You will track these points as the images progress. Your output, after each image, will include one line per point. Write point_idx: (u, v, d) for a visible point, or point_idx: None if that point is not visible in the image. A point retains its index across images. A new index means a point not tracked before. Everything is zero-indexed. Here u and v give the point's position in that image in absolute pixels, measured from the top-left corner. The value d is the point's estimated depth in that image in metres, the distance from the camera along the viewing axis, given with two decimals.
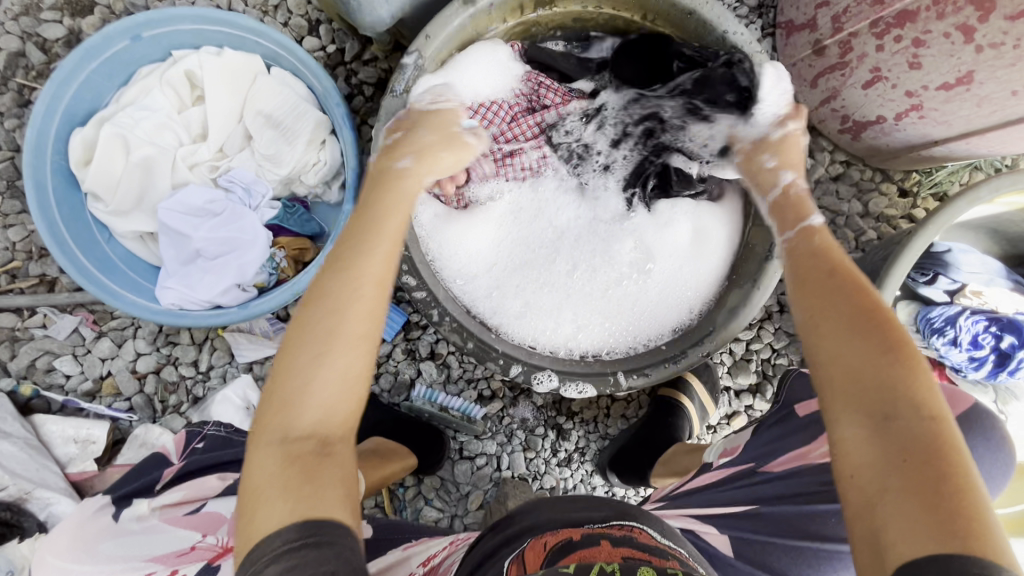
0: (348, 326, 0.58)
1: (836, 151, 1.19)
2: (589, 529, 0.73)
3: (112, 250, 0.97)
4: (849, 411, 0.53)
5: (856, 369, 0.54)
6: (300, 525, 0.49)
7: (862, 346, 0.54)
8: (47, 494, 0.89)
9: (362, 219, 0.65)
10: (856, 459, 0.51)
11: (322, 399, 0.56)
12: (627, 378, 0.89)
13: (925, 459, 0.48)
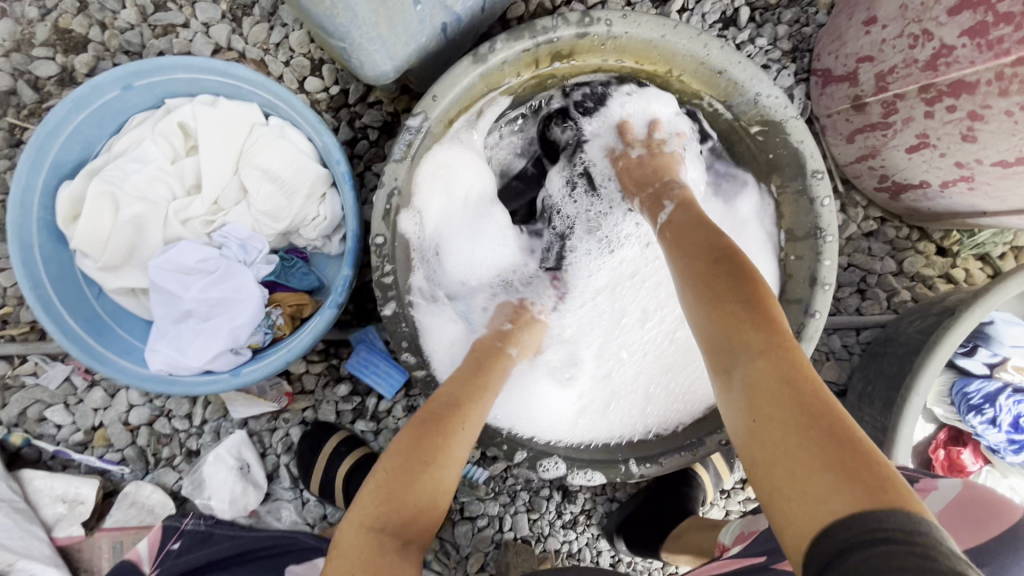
0: (451, 471, 0.64)
1: (870, 206, 1.11)
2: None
3: (101, 307, 0.93)
4: (719, 384, 0.57)
5: (709, 338, 0.59)
6: None
7: (705, 315, 0.60)
8: (32, 564, 0.91)
9: (467, 379, 0.72)
10: (740, 431, 0.54)
11: (423, 510, 0.60)
12: (639, 466, 0.84)
13: (793, 400, 0.51)
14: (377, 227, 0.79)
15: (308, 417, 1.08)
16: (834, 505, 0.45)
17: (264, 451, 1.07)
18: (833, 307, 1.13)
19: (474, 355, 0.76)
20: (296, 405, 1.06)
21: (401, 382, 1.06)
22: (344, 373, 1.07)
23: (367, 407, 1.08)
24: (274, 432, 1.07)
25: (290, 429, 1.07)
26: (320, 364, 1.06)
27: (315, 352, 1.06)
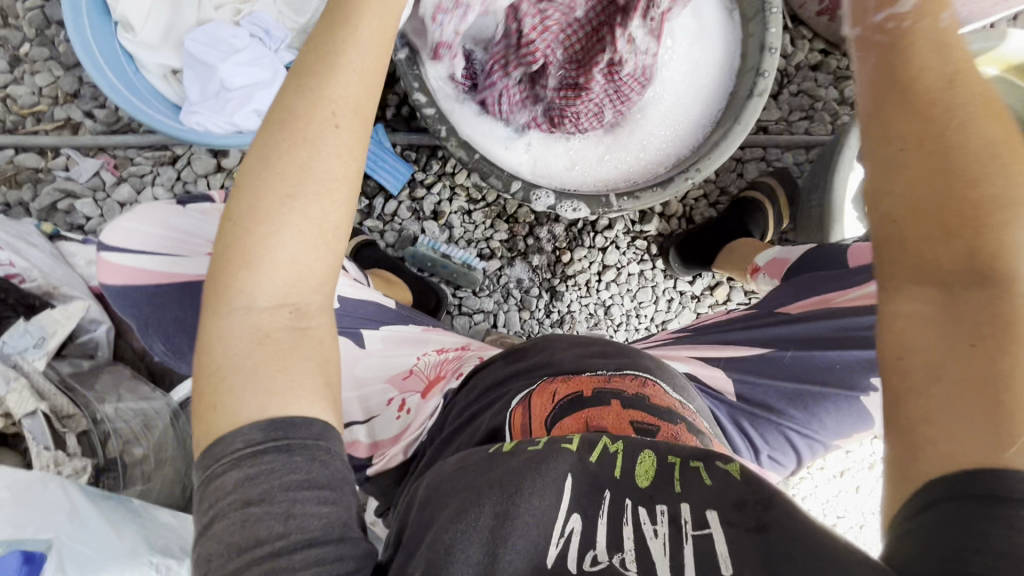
0: (298, 223, 0.50)
1: (815, 39, 1.28)
2: (597, 378, 0.70)
3: (138, 82, 1.03)
4: (910, 281, 0.44)
5: (938, 226, 0.43)
6: (265, 427, 0.46)
7: (943, 198, 0.43)
8: (73, 293, 0.95)
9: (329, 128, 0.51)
10: (904, 335, 0.43)
11: (284, 289, 0.50)
12: (619, 200, 0.96)
13: (989, 347, 0.40)
14: None
15: None
16: (965, 445, 0.38)
17: None
18: (787, 130, 1.30)
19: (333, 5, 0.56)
20: None
21: (406, 177, 1.18)
22: None
23: (375, 207, 1.20)
24: None
25: None
26: None
27: None
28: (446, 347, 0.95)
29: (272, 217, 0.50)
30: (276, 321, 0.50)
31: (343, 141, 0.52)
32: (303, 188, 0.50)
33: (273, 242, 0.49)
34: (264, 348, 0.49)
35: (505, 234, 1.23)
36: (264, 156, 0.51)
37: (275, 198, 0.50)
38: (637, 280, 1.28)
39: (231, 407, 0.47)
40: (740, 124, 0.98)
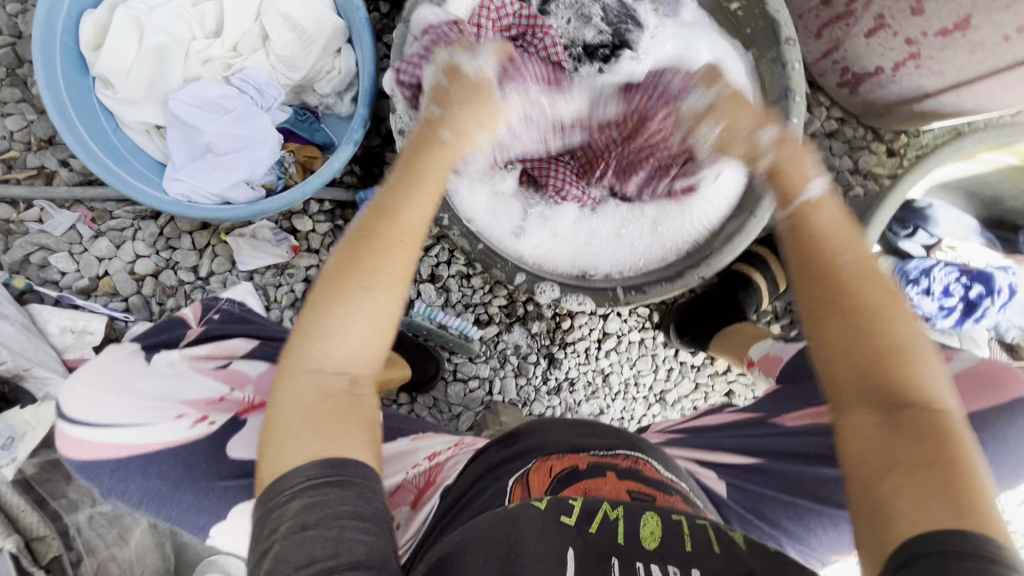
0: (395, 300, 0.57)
1: (833, 107, 1.23)
2: (593, 455, 0.74)
3: (118, 140, 0.96)
4: (859, 403, 0.53)
5: (869, 358, 0.54)
6: (319, 464, 0.50)
7: (854, 333, 0.55)
8: (46, 373, 0.90)
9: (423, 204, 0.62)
10: (866, 445, 0.51)
11: (348, 360, 0.56)
12: (626, 293, 0.92)
13: (939, 457, 0.48)
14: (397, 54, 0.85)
15: (312, 275, 1.13)
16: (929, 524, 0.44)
17: (269, 304, 1.12)
18: None
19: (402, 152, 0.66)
20: (301, 261, 1.12)
21: None
22: None
23: None
24: (279, 287, 1.12)
25: (294, 285, 1.12)
26: (326, 224, 1.12)
27: (323, 212, 1.12)
28: (439, 452, 0.92)
29: (361, 283, 0.55)
30: (337, 386, 0.55)
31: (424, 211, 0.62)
32: (368, 290, 0.56)
33: (357, 307, 0.55)
34: (332, 404, 0.54)
35: (504, 300, 1.19)
36: (340, 259, 0.58)
37: (341, 292, 0.55)
38: (637, 348, 1.26)
39: (289, 449, 0.51)
40: (756, 218, 0.93)
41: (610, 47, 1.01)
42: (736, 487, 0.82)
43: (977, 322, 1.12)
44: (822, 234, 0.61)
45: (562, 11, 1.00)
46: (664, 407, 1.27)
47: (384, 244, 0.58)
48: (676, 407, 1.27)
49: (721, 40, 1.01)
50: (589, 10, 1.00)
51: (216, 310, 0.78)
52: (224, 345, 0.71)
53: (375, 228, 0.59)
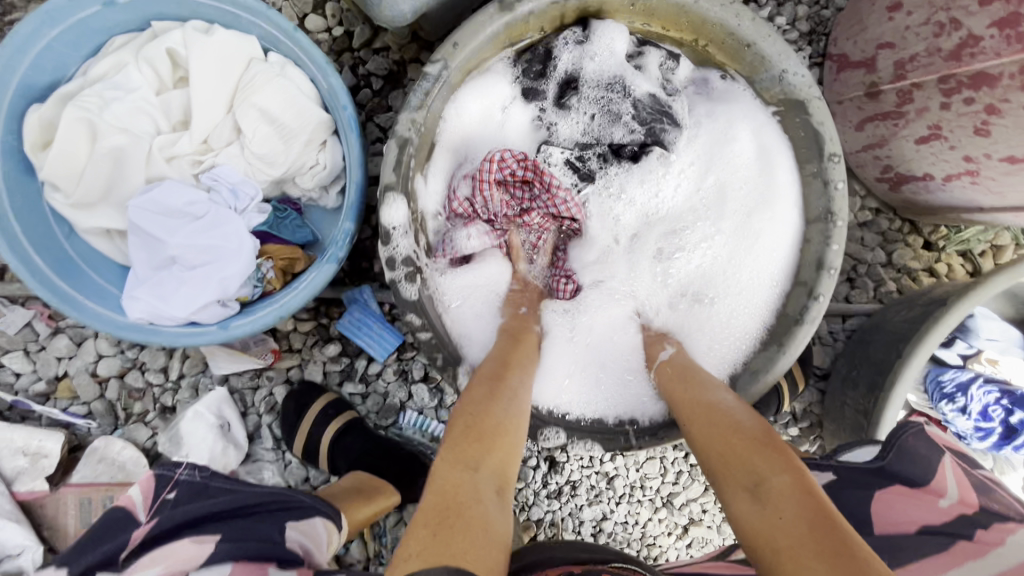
0: (515, 445, 0.65)
1: (868, 197, 1.13)
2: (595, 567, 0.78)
3: (72, 247, 0.85)
4: (732, 489, 0.60)
5: (725, 451, 0.63)
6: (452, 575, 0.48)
7: (720, 433, 0.65)
8: None
9: (525, 358, 0.77)
10: (749, 526, 0.56)
11: (493, 477, 0.60)
12: (639, 439, 0.83)
13: (817, 526, 0.53)
14: (387, 176, 0.74)
15: (293, 376, 1.03)
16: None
17: (246, 409, 1.02)
18: None
19: (502, 334, 0.81)
20: (281, 363, 1.02)
21: (395, 346, 1.02)
22: (334, 334, 1.03)
23: (356, 370, 1.04)
24: (257, 391, 1.02)
25: (274, 388, 1.02)
26: (309, 323, 1.02)
27: (305, 310, 1.02)
28: None
29: (490, 421, 0.64)
30: (480, 494, 0.57)
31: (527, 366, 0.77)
32: (506, 427, 0.65)
33: (496, 444, 0.62)
34: (458, 514, 0.54)
35: None
36: (474, 391, 0.68)
37: (493, 425, 0.64)
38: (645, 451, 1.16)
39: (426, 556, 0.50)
40: (785, 354, 0.83)
41: (640, 145, 0.91)
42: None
43: (1016, 450, 1.02)
44: (678, 379, 0.77)
45: (584, 106, 0.91)
46: (671, 511, 1.19)
47: (521, 403, 0.70)
48: (684, 511, 1.19)
49: (770, 125, 0.86)
50: (619, 107, 0.90)
51: (171, 488, 0.68)
52: (175, 553, 0.62)
53: (501, 377, 0.71)
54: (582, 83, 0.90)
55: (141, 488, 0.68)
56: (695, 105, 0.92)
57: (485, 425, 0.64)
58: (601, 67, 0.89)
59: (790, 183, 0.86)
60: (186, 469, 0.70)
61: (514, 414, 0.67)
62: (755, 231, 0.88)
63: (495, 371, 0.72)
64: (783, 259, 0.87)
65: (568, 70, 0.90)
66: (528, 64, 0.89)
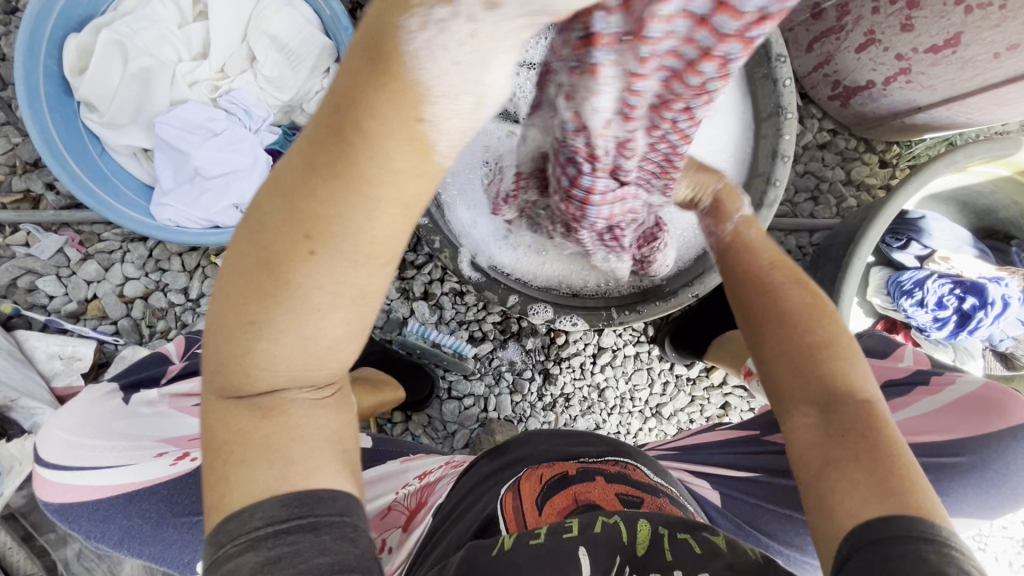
0: (320, 290, 0.35)
1: (824, 119, 1.23)
2: (581, 463, 0.73)
3: (105, 164, 0.95)
4: (796, 401, 0.54)
5: (798, 360, 0.55)
6: (284, 500, 0.40)
7: (804, 334, 0.56)
8: (33, 403, 0.91)
9: (387, 219, 0.33)
10: (804, 442, 0.52)
11: (301, 365, 0.39)
12: (620, 313, 0.93)
13: (861, 442, 0.48)
14: None
15: None
16: (871, 508, 0.44)
17: None
18: (791, 210, 1.25)
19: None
20: None
21: None
22: None
23: None
24: None
25: None
26: None
27: None
28: (430, 470, 0.87)
29: (269, 325, 0.36)
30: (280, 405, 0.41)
31: (392, 228, 0.34)
32: (321, 258, 0.34)
33: (297, 309, 0.35)
34: (255, 410, 0.41)
35: (499, 316, 1.18)
36: (268, 210, 0.35)
37: (271, 264, 0.35)
38: (633, 362, 1.24)
39: (235, 480, 0.41)
40: None
41: None
42: (730, 500, 0.76)
43: (971, 334, 1.11)
44: (767, 285, 0.61)
45: None
46: (660, 421, 1.27)
47: (363, 170, 0.31)
48: (673, 422, 1.27)
49: None
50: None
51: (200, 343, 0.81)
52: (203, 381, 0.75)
53: (320, 138, 0.32)
54: None
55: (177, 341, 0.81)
56: None
57: (258, 325, 0.37)
58: None
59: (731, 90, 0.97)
60: None
61: (319, 304, 0.35)
62: (705, 137, 1.01)
63: (310, 226, 0.33)
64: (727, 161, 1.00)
65: None
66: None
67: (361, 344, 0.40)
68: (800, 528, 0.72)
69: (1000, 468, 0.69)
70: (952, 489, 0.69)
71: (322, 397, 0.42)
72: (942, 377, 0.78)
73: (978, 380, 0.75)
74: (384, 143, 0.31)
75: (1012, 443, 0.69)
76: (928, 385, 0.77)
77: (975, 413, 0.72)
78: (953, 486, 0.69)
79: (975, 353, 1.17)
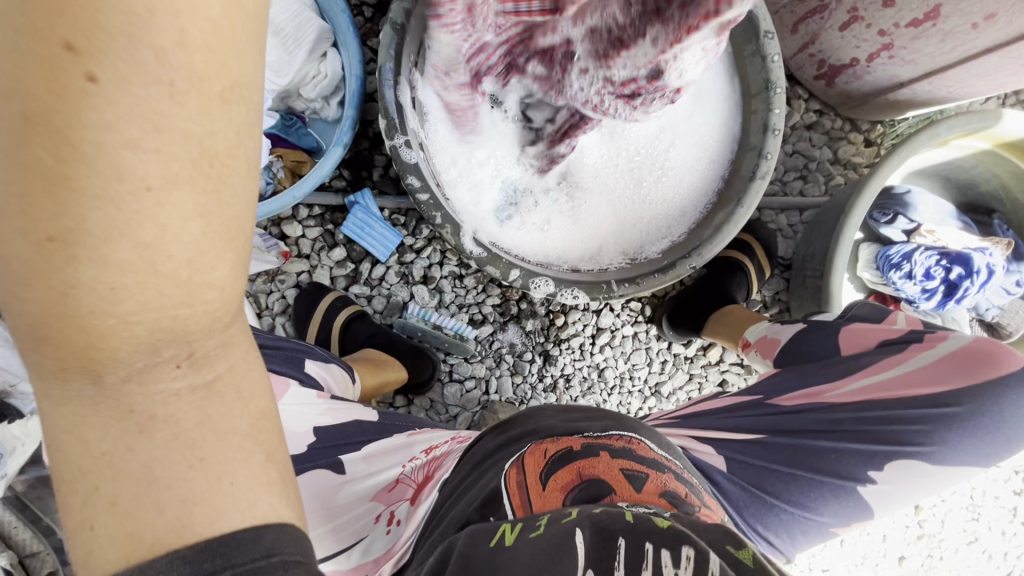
0: (147, 155, 0.27)
1: (811, 99, 1.26)
2: (586, 437, 0.72)
3: None
4: None
5: None
6: (189, 549, 0.31)
7: None
8: (32, 390, 0.90)
9: (180, 9, 0.25)
10: None
11: (158, 292, 0.30)
12: (620, 286, 0.94)
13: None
14: (384, 57, 0.86)
15: (304, 281, 1.12)
16: None
17: (261, 311, 1.12)
18: (780, 190, 1.28)
19: None
20: (292, 267, 1.11)
21: (395, 245, 1.13)
22: (340, 239, 1.12)
23: (362, 273, 1.14)
24: (270, 294, 1.12)
25: (286, 292, 1.12)
26: (317, 229, 1.11)
27: (312, 217, 1.11)
28: (436, 444, 0.86)
29: (87, 223, 0.27)
30: (163, 395, 0.32)
31: (198, 23, 0.26)
32: (133, 102, 0.26)
33: (111, 186, 0.26)
34: (130, 418, 0.32)
35: (498, 298, 1.19)
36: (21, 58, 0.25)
37: (59, 130, 0.26)
38: (631, 342, 1.26)
39: (111, 538, 0.31)
40: (743, 208, 0.92)
41: None
42: (736, 460, 0.77)
43: (958, 303, 1.15)
44: None
45: None
46: (659, 400, 1.28)
47: None
48: (671, 400, 1.28)
49: None
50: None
51: None
52: None
53: None
54: None
55: None
56: None
57: (70, 239, 0.27)
58: None
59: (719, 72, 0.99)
60: None
61: (145, 180, 0.27)
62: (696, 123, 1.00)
63: (72, 36, 0.24)
64: (718, 141, 1.00)
65: None
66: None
67: (237, 257, 0.32)
68: (803, 483, 0.74)
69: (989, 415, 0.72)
70: (949, 435, 0.73)
71: (202, 380, 0.33)
72: (935, 335, 0.79)
73: (968, 336, 0.77)
74: None
75: (1002, 391, 0.72)
76: (922, 343, 0.79)
77: (965, 367, 0.74)
78: (950, 432, 0.73)
79: (961, 323, 1.20)
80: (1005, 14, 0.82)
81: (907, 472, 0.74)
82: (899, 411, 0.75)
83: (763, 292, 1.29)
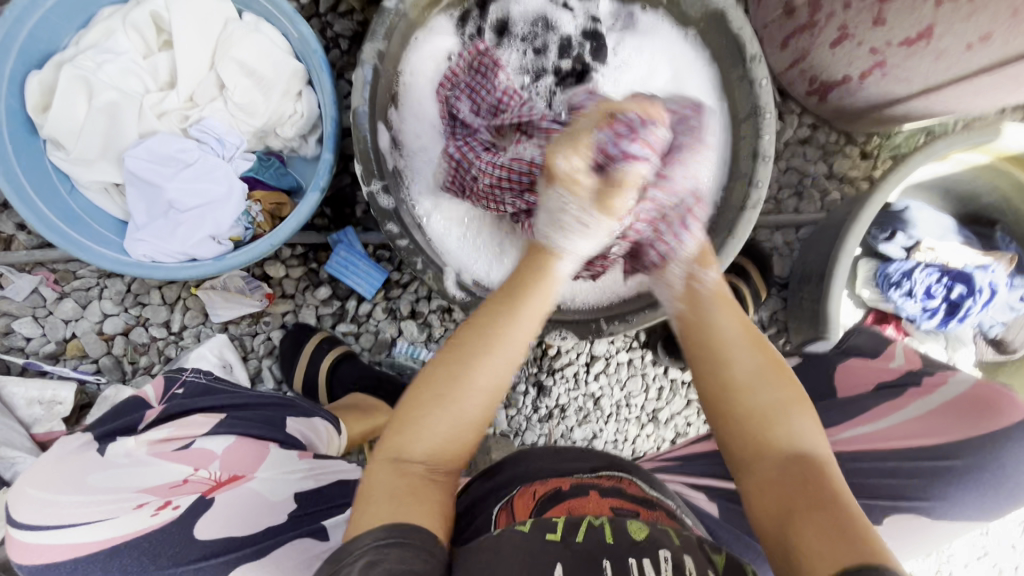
0: (474, 398, 0.60)
1: (804, 114, 1.23)
2: (575, 479, 0.71)
3: (75, 202, 0.93)
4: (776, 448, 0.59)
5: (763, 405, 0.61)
6: (388, 527, 0.51)
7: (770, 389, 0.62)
8: (13, 453, 0.89)
9: (507, 357, 0.63)
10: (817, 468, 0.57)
11: (438, 449, 0.59)
12: (609, 324, 0.92)
13: (820, 497, 0.54)
14: (358, 98, 0.83)
15: (289, 321, 1.10)
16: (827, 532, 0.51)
17: (247, 354, 1.10)
18: (775, 207, 1.24)
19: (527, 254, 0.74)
20: (277, 308, 1.09)
21: (381, 282, 1.10)
22: (324, 277, 1.10)
23: (348, 311, 1.11)
24: (255, 336, 1.10)
25: (271, 333, 1.10)
26: (299, 269, 1.09)
27: (294, 256, 1.09)
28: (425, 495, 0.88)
29: (440, 404, 0.59)
30: (417, 468, 0.58)
31: (504, 369, 0.62)
32: (483, 375, 0.61)
33: (461, 398, 0.60)
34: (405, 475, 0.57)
35: None
36: (445, 359, 0.62)
37: (457, 379, 0.60)
38: (626, 369, 1.23)
39: (362, 516, 0.53)
40: (733, 240, 0.88)
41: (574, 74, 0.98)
42: (730, 510, 0.76)
43: (961, 322, 1.12)
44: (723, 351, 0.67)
45: (515, 44, 0.98)
46: (657, 426, 1.25)
47: (510, 334, 0.64)
48: (670, 426, 1.25)
49: (685, 49, 0.96)
50: (544, 40, 0.98)
51: (180, 385, 0.82)
52: (185, 424, 0.75)
53: (493, 315, 0.65)
54: (519, 26, 0.98)
55: (155, 385, 0.81)
56: (624, 38, 1.00)
57: (436, 403, 0.59)
58: (526, 7, 0.97)
59: (706, 96, 0.95)
60: (192, 371, 0.82)
61: (473, 412, 0.60)
62: None
63: (480, 344, 0.62)
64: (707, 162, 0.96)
65: (500, 15, 0.97)
66: (473, 16, 0.97)
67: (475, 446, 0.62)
68: None
69: (991, 464, 0.69)
70: (950, 485, 0.70)
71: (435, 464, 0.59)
72: (935, 377, 0.78)
73: (971, 377, 0.76)
74: (533, 302, 0.68)
75: (1007, 440, 0.69)
76: (921, 387, 0.78)
77: (970, 416, 0.72)
78: (949, 482, 0.70)
79: (967, 340, 1.17)
80: (1000, 35, 0.79)
81: (908, 524, 0.71)
82: (898, 460, 0.72)
83: (762, 314, 1.26)
